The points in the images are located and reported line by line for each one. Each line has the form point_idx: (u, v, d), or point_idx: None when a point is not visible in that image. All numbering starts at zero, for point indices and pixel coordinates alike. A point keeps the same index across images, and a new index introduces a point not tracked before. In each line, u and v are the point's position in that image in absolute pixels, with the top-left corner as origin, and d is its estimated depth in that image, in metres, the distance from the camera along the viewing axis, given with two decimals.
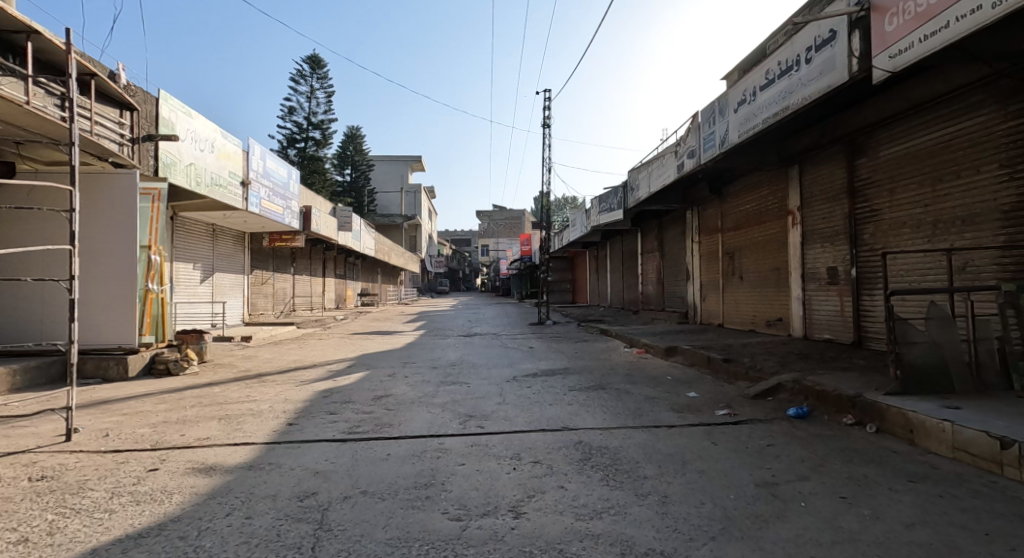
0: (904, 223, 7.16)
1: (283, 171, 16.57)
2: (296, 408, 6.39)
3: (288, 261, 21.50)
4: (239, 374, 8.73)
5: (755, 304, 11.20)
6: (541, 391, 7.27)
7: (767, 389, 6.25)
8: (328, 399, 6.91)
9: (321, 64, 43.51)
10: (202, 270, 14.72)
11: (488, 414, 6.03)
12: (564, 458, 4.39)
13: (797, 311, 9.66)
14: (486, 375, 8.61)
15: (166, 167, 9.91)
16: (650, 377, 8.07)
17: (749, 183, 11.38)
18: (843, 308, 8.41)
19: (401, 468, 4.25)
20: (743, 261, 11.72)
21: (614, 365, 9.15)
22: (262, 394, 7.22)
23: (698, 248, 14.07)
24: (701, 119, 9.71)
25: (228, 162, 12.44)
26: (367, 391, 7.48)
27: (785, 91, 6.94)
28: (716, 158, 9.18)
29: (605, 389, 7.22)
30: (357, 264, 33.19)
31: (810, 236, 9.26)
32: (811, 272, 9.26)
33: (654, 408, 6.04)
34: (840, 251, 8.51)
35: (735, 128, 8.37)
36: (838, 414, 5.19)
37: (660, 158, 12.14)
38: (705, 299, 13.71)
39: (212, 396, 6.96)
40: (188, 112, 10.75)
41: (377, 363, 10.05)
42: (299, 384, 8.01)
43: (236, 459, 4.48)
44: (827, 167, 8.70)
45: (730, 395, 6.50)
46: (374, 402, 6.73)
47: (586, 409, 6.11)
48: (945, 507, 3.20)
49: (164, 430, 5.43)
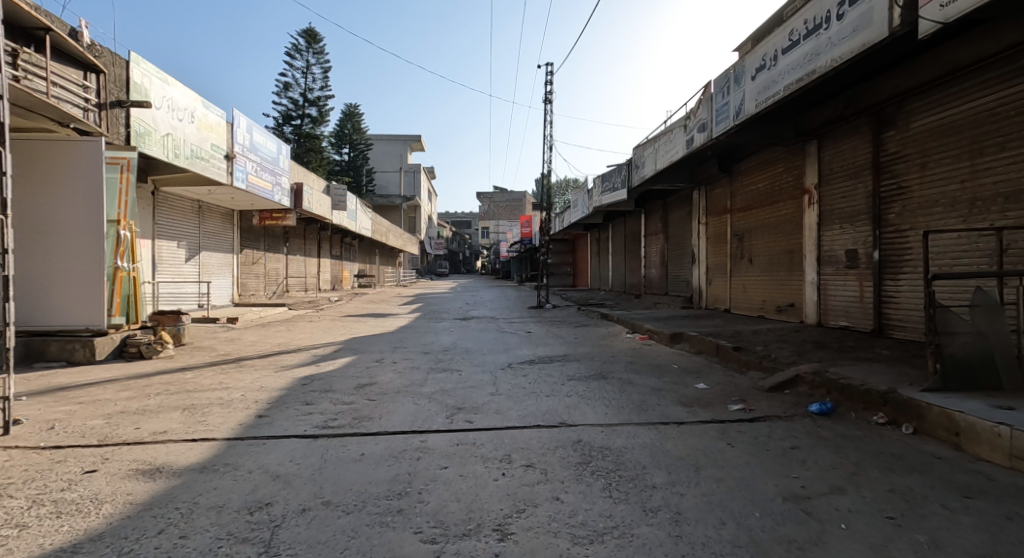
0: (936, 201, 6.57)
1: (271, 145, 15.86)
2: (271, 398, 5.87)
3: (280, 240, 20.90)
4: (218, 358, 8.19)
5: (765, 289, 10.62)
6: (537, 380, 6.74)
7: (784, 381, 5.71)
8: (307, 387, 6.39)
9: (317, 38, 42.27)
10: (187, 248, 14.15)
11: (479, 406, 5.50)
12: (560, 462, 3.87)
13: (811, 296, 9.09)
14: (480, 361, 8.11)
15: (139, 137, 9.25)
16: (654, 365, 7.54)
17: (761, 160, 10.73)
18: (863, 294, 7.85)
19: (375, 471, 3.72)
20: (753, 243, 11.11)
21: (616, 352, 8.65)
22: (236, 380, 6.69)
23: (705, 230, 13.44)
24: (714, 89, 9.02)
25: (211, 134, 11.79)
26: (351, 378, 6.96)
27: (812, 53, 6.28)
28: (729, 131, 8.52)
29: (606, 379, 6.69)
30: (355, 244, 32.58)
31: (828, 216, 8.64)
32: (829, 256, 8.66)
33: (661, 402, 5.51)
34: (861, 233, 7.92)
35: (752, 97, 7.70)
36: (867, 412, 4.64)
37: (667, 133, 11.45)
38: (711, 284, 13.14)
39: (183, 383, 6.43)
40: (164, 78, 10.06)
41: (366, 348, 9.52)
42: (279, 369, 7.49)
43: (190, 459, 3.95)
44: (850, 141, 8.06)
45: (744, 387, 5.96)
46: (355, 391, 6.21)
47: (586, 402, 5.58)
48: (1016, 534, 2.66)
49: (119, 422, 4.90)
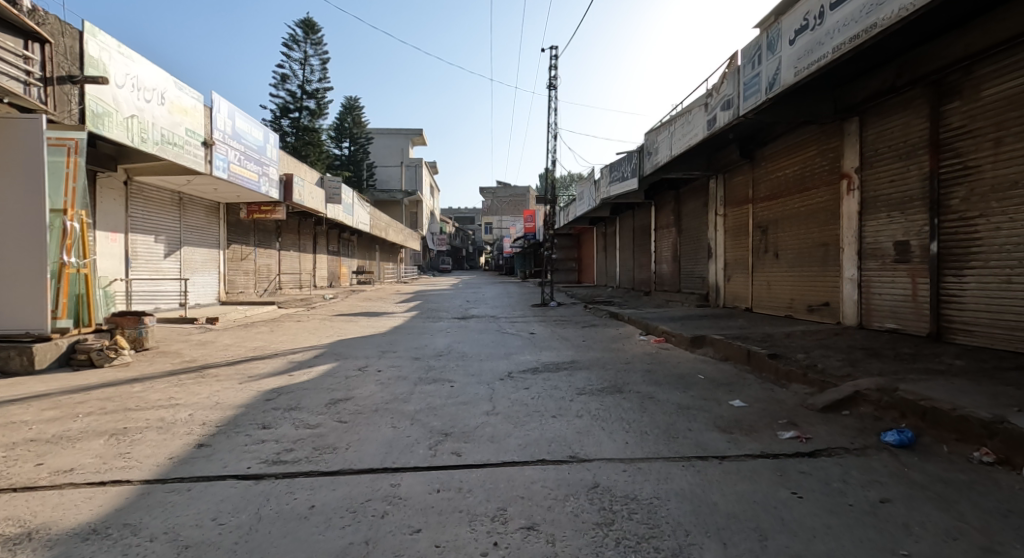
0: (1016, 182, 5.58)
1: (257, 133, 14.86)
2: (223, 419, 4.90)
3: (272, 236, 19.94)
4: (179, 366, 7.24)
5: (793, 286, 9.60)
6: (542, 393, 5.76)
7: (840, 400, 4.70)
8: (270, 404, 5.43)
9: (315, 28, 41.07)
10: (166, 243, 13.24)
11: (471, 431, 4.52)
12: (572, 523, 2.89)
13: (850, 295, 8.05)
14: (476, 370, 7.12)
15: (96, 118, 8.31)
16: (676, 375, 6.53)
17: (788, 144, 9.68)
18: (916, 292, 6.83)
19: (320, 540, 2.75)
20: (779, 235, 10.08)
21: (630, 358, 7.67)
22: (190, 395, 5.72)
23: (723, 222, 12.41)
24: (741, 60, 7.97)
25: (185, 118, 10.86)
26: (325, 392, 5.98)
27: (871, 3, 5.25)
28: (760, 106, 7.48)
29: (623, 393, 5.69)
30: (353, 240, 31.56)
31: (872, 204, 7.61)
32: (872, 249, 7.63)
33: (693, 426, 4.51)
34: (913, 222, 6.89)
35: (790, 65, 6.66)
36: (964, 446, 3.66)
37: (685, 114, 10.41)
38: (730, 280, 12.13)
39: (126, 398, 5.46)
40: (128, 53, 9.08)
41: (351, 353, 8.53)
42: (245, 380, 6.53)
43: (79, 515, 2.98)
44: (900, 116, 7.02)
45: (790, 406, 4.96)
46: (327, 409, 5.23)
47: (601, 425, 4.59)
48: None
49: (22, 455, 3.93)
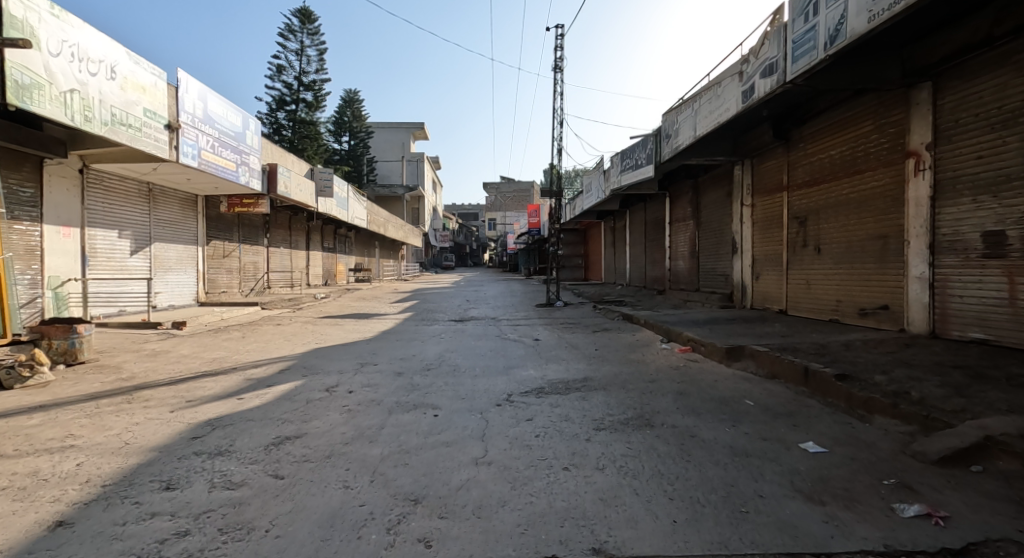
0: None
1: (235, 119, 13.57)
2: (118, 473, 3.62)
3: (259, 231, 18.68)
4: (109, 387, 5.95)
5: (840, 285, 8.24)
6: (550, 428, 4.45)
7: (967, 450, 3.37)
8: (193, 446, 4.14)
9: (313, 18, 39.68)
10: (133, 237, 11.99)
11: (451, 496, 3.22)
12: None
13: (918, 297, 6.69)
14: (467, 390, 5.82)
15: (20, 89, 7.06)
16: (717, 400, 5.19)
17: (834, 120, 8.31)
18: (1015, 294, 5.52)
19: None
20: (821, 226, 8.72)
21: (655, 375, 6.35)
22: (96, 432, 4.44)
23: (751, 214, 11.05)
24: (790, 14, 6.59)
25: (143, 96, 9.61)
26: (272, 425, 4.67)
27: None
28: (814, 67, 6.12)
29: (654, 429, 4.35)
30: (350, 235, 30.26)
31: (951, 186, 6.23)
32: (949, 241, 6.27)
33: (766, 490, 3.17)
34: (1011, 207, 5.54)
35: (862, 9, 5.30)
36: None
37: (713, 88, 9.05)
38: (759, 278, 10.79)
39: (4, 439, 4.19)
40: (65, 16, 7.80)
41: (323, 366, 7.23)
42: (179, 407, 5.25)
43: None
44: (996, 74, 5.67)
45: (890, 453, 3.64)
46: (264, 455, 3.93)
47: (635, 487, 3.27)
48: None
49: None
